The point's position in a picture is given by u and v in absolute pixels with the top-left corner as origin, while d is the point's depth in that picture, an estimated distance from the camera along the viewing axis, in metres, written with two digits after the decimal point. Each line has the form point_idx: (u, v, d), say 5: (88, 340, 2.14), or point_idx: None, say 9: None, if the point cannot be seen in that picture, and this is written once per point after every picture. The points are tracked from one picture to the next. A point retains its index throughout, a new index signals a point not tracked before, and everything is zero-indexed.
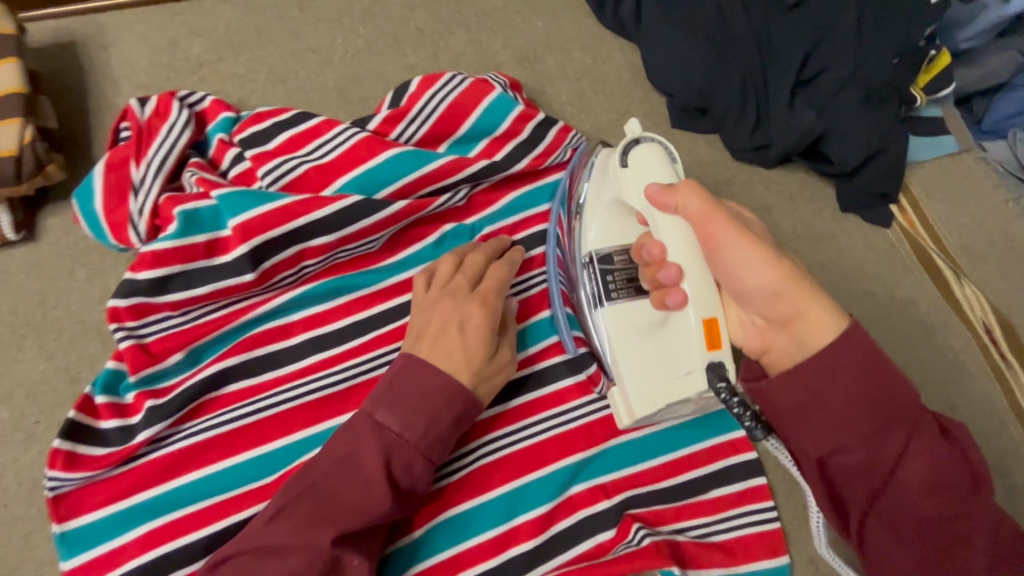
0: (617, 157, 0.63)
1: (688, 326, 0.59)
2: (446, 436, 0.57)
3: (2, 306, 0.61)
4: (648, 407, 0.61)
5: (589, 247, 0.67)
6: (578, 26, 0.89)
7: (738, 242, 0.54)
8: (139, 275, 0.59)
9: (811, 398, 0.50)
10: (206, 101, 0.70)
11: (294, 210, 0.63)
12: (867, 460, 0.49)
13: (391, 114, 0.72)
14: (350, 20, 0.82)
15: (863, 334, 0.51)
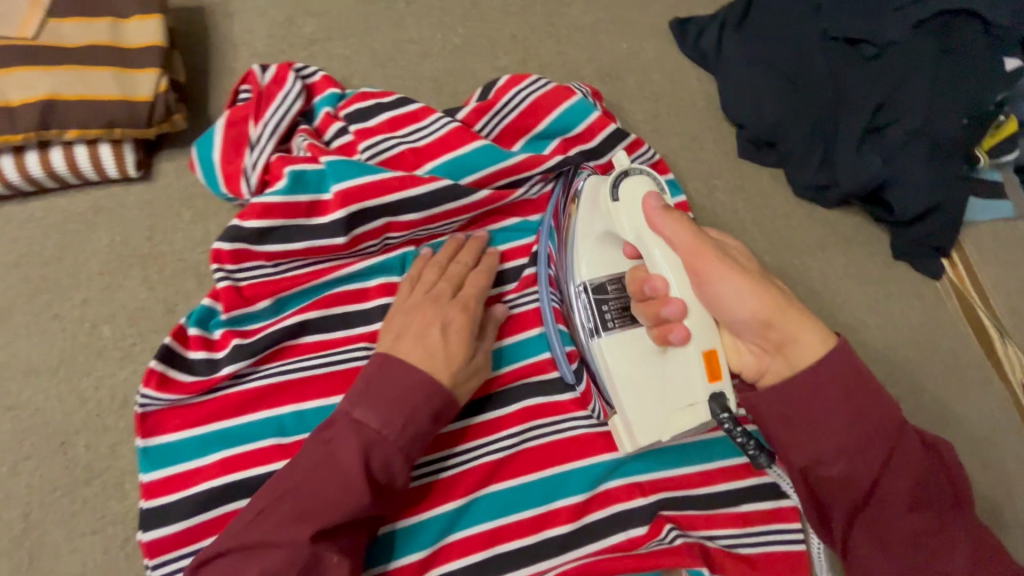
0: (608, 189, 0.62)
1: (689, 360, 0.58)
2: (424, 431, 0.57)
3: (115, 234, 0.66)
4: (650, 437, 0.61)
5: (585, 275, 0.66)
6: (660, 51, 0.94)
7: (728, 275, 0.56)
8: (245, 223, 0.64)
9: (803, 400, 0.53)
10: (316, 76, 0.75)
11: (390, 184, 0.67)
12: (857, 462, 0.52)
13: (479, 106, 0.76)
14: (450, 18, 0.88)
15: (848, 352, 0.54)
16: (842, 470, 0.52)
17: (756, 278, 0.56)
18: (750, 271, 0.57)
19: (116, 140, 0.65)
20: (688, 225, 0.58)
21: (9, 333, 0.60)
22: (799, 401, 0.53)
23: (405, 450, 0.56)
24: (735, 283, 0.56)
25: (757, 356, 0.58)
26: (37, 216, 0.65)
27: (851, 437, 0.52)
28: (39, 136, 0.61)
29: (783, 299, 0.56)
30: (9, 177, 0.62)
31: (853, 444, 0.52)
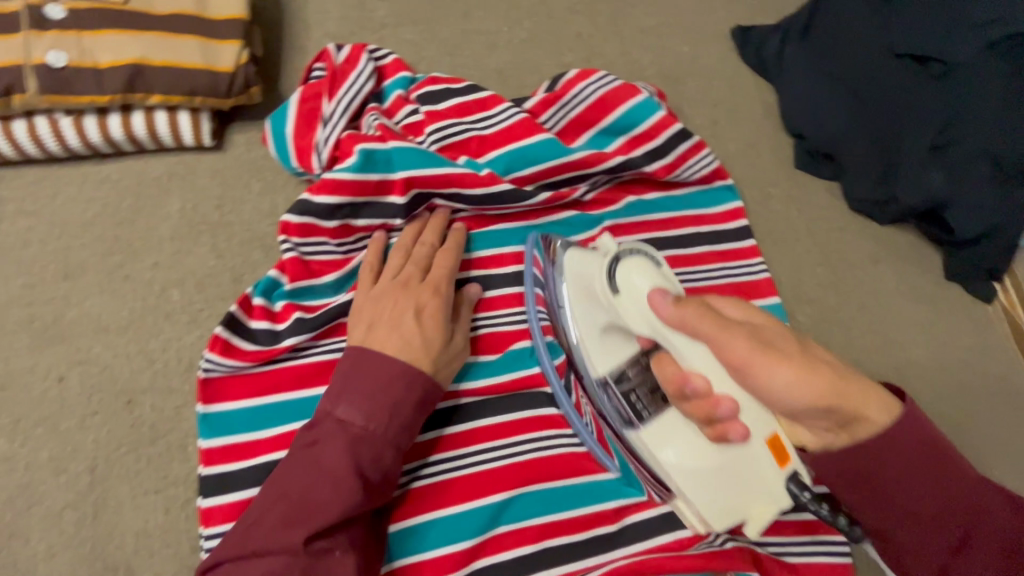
0: (605, 284, 0.56)
1: (756, 453, 0.54)
2: (414, 421, 0.56)
3: (187, 201, 0.67)
4: (723, 521, 0.57)
5: (600, 372, 0.60)
6: (721, 58, 0.94)
7: (771, 365, 0.52)
8: (316, 199, 0.64)
9: (882, 466, 0.54)
10: (388, 58, 0.75)
11: (451, 178, 0.69)
12: (934, 530, 0.54)
13: (546, 98, 0.76)
14: (517, 12, 0.88)
15: (913, 413, 0.54)
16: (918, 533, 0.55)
17: (796, 362, 0.52)
18: (791, 356, 0.53)
19: (195, 109, 0.66)
20: (709, 318, 0.53)
21: (82, 290, 0.61)
22: (880, 464, 0.53)
23: (395, 442, 0.54)
24: (784, 375, 0.52)
25: (823, 436, 0.56)
26: (113, 178, 0.66)
27: (933, 505, 0.54)
28: (124, 99, 0.62)
29: (831, 373, 0.53)
30: (90, 138, 0.63)
31: (931, 511, 0.54)
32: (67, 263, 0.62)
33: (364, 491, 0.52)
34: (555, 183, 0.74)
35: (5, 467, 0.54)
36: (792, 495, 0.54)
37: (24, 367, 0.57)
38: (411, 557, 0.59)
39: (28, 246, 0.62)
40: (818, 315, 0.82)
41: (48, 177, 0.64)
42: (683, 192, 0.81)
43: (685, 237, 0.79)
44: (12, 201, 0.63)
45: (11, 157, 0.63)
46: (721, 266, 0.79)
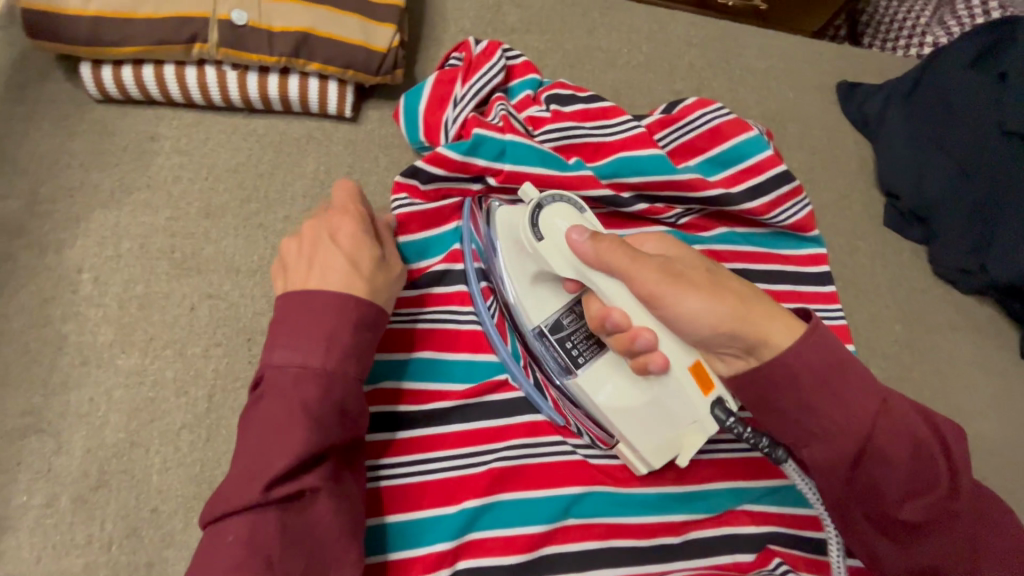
0: (529, 232, 0.60)
1: (681, 379, 0.57)
2: (354, 344, 0.53)
3: (322, 164, 0.72)
4: (664, 456, 0.61)
5: (536, 321, 0.64)
6: (823, 109, 0.97)
7: (683, 293, 0.55)
8: (427, 166, 0.67)
9: (788, 379, 0.53)
10: (519, 60, 0.79)
11: (551, 180, 0.71)
12: (843, 446, 0.52)
13: (663, 119, 0.80)
14: (637, 36, 0.92)
15: (823, 332, 0.54)
16: (824, 448, 0.53)
17: (708, 289, 0.56)
18: (692, 285, 0.56)
19: (343, 81, 0.71)
20: (624, 253, 0.56)
21: (219, 230, 0.66)
22: (789, 377, 0.53)
23: (339, 370, 0.51)
24: (692, 301, 0.55)
25: (734, 361, 0.57)
26: (258, 132, 0.71)
27: (838, 418, 0.52)
28: (287, 62, 0.67)
29: (736, 299, 0.56)
30: (248, 92, 0.68)
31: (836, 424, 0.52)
32: (209, 204, 0.66)
33: (312, 426, 0.49)
34: (653, 197, 0.77)
35: (135, 380, 0.58)
36: (718, 421, 0.58)
37: (161, 291, 0.62)
38: (488, 532, 0.60)
39: (178, 181, 0.66)
40: (891, 370, 0.83)
41: (202, 122, 0.69)
42: (768, 230, 0.82)
43: (767, 273, 0.80)
44: (169, 138, 0.68)
45: (175, 99, 0.68)
46: (800, 307, 0.80)
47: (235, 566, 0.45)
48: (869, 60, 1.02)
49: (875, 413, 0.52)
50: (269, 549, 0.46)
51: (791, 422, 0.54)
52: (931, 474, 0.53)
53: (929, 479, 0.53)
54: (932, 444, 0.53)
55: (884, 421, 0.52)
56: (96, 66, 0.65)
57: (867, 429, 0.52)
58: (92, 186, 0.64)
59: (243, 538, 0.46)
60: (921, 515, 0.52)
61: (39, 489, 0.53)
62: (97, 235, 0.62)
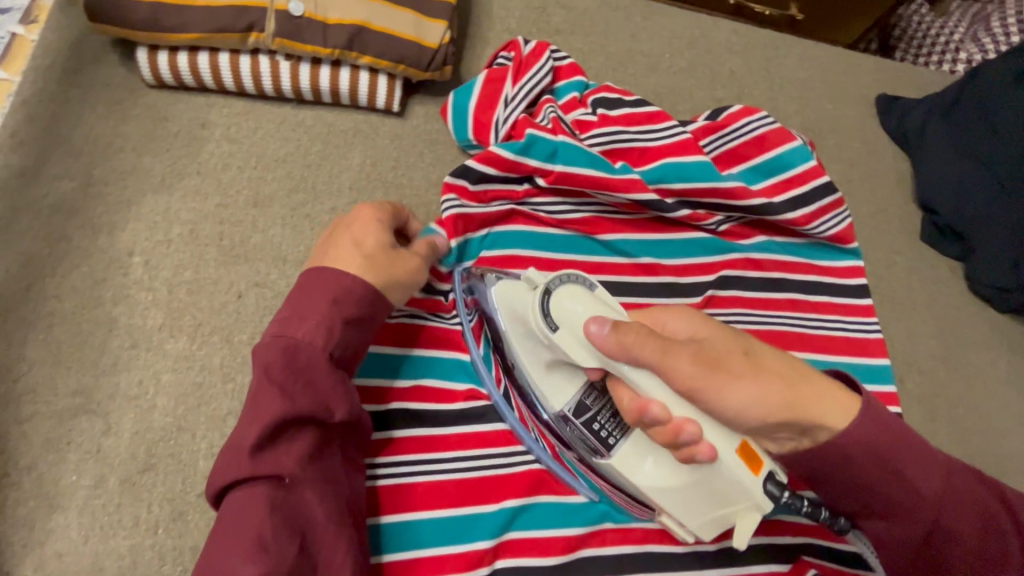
0: (541, 323, 0.53)
1: (728, 467, 0.51)
2: (329, 315, 0.50)
3: (368, 157, 0.72)
4: (713, 531, 0.55)
5: (557, 407, 0.59)
6: (861, 122, 0.97)
7: (731, 382, 0.51)
8: (476, 164, 0.68)
9: (849, 461, 0.54)
10: (565, 61, 0.79)
11: (601, 182, 0.71)
12: (904, 519, 0.54)
13: (707, 125, 0.80)
14: (680, 42, 0.92)
15: (868, 409, 0.54)
16: (890, 529, 0.55)
17: (754, 377, 0.52)
18: (737, 374, 0.52)
19: (393, 75, 0.71)
20: (653, 345, 0.50)
21: (267, 219, 0.66)
22: (847, 457, 0.53)
23: (308, 341, 0.49)
24: (740, 393, 0.51)
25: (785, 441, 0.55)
26: (307, 123, 0.71)
27: (897, 497, 0.54)
28: (340, 55, 0.67)
29: (781, 383, 0.53)
30: (300, 83, 0.69)
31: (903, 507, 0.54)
32: (258, 192, 0.67)
33: (279, 398, 0.46)
34: (696, 203, 0.76)
35: (183, 364, 0.58)
36: (772, 496, 0.52)
37: (210, 278, 0.62)
38: (527, 532, 0.60)
39: (228, 168, 0.67)
40: (925, 386, 0.82)
41: (252, 111, 0.70)
42: (807, 240, 0.81)
43: (806, 284, 0.79)
44: (220, 126, 0.68)
45: (227, 87, 0.69)
46: (837, 318, 0.79)
47: (223, 546, 0.44)
48: (908, 74, 1.02)
49: (939, 492, 0.54)
50: (254, 530, 0.44)
51: (851, 499, 0.55)
52: (995, 545, 0.55)
53: (995, 550, 0.55)
54: (995, 513, 0.55)
55: (949, 499, 0.54)
56: (152, 52, 0.66)
57: (930, 510, 0.54)
58: (144, 170, 0.64)
59: (233, 516, 0.45)
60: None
61: (88, 469, 0.53)
62: (148, 219, 0.63)
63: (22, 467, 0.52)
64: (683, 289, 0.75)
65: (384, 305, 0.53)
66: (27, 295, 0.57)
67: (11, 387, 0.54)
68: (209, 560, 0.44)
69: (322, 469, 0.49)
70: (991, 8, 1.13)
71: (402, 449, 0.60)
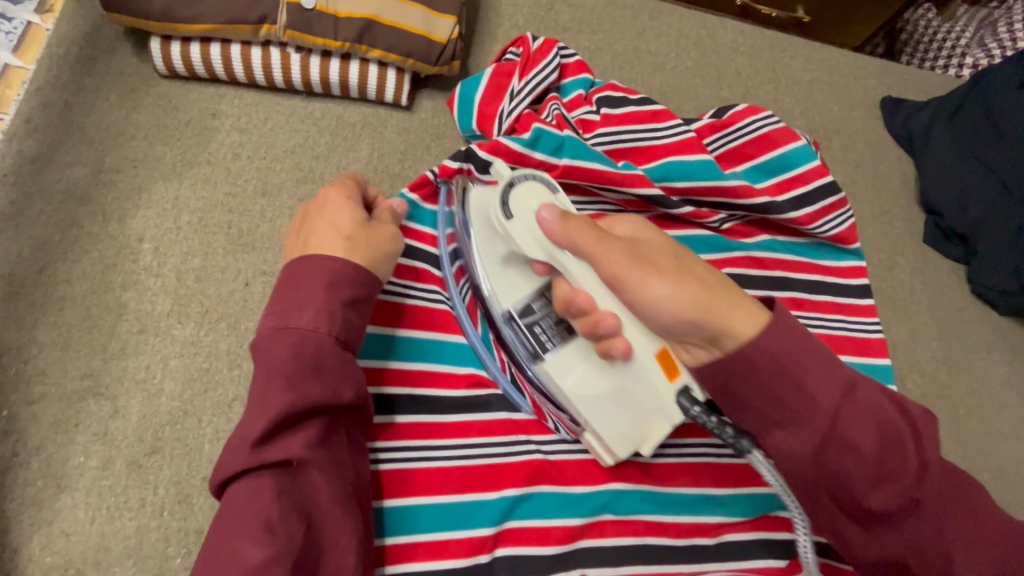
0: (500, 211, 0.56)
1: (643, 368, 0.54)
2: (329, 302, 0.50)
3: (375, 150, 0.73)
4: (628, 448, 0.58)
5: (505, 305, 0.61)
6: (866, 123, 0.97)
7: (649, 277, 0.52)
8: (480, 153, 0.68)
9: (750, 362, 0.50)
10: (573, 59, 0.80)
11: (607, 176, 0.71)
12: (804, 430, 0.50)
13: (712, 124, 0.80)
14: (686, 41, 0.93)
15: (789, 317, 0.52)
16: (786, 439, 0.51)
17: (674, 273, 0.52)
18: (660, 270, 0.52)
19: (401, 69, 0.72)
20: (593, 231, 0.53)
21: (275, 208, 0.66)
22: (750, 363, 0.50)
23: (312, 329, 0.49)
24: (657, 286, 0.51)
25: (699, 353, 0.53)
26: (316, 115, 0.72)
27: (799, 406, 0.50)
28: (350, 48, 0.68)
29: (703, 287, 0.52)
30: (309, 75, 0.70)
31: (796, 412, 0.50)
32: (266, 182, 0.67)
33: (287, 388, 0.47)
34: (699, 201, 0.77)
35: (191, 349, 0.59)
36: (683, 409, 0.54)
37: (217, 265, 0.63)
38: (528, 522, 0.60)
39: (237, 158, 0.68)
40: (926, 387, 0.83)
41: (262, 102, 0.71)
42: (810, 240, 0.82)
43: (808, 283, 0.80)
44: (230, 116, 0.69)
45: (237, 78, 0.69)
46: (839, 318, 0.79)
47: (235, 534, 0.44)
48: (914, 77, 1.02)
49: (839, 401, 0.50)
50: (265, 517, 0.44)
51: (753, 410, 0.52)
52: (896, 460, 0.50)
53: (894, 465, 0.50)
54: (899, 428, 0.51)
55: (849, 407, 0.50)
56: (164, 41, 0.66)
57: (829, 417, 0.50)
58: (155, 158, 0.65)
59: (243, 505, 0.45)
60: (885, 502, 0.50)
61: (96, 451, 0.54)
62: (158, 207, 0.63)
63: (31, 448, 0.53)
64: None
65: (377, 283, 0.54)
66: (38, 280, 0.58)
67: (21, 369, 0.55)
68: (223, 550, 0.44)
69: (331, 454, 0.49)
70: (998, 13, 1.13)
71: (407, 434, 0.60)
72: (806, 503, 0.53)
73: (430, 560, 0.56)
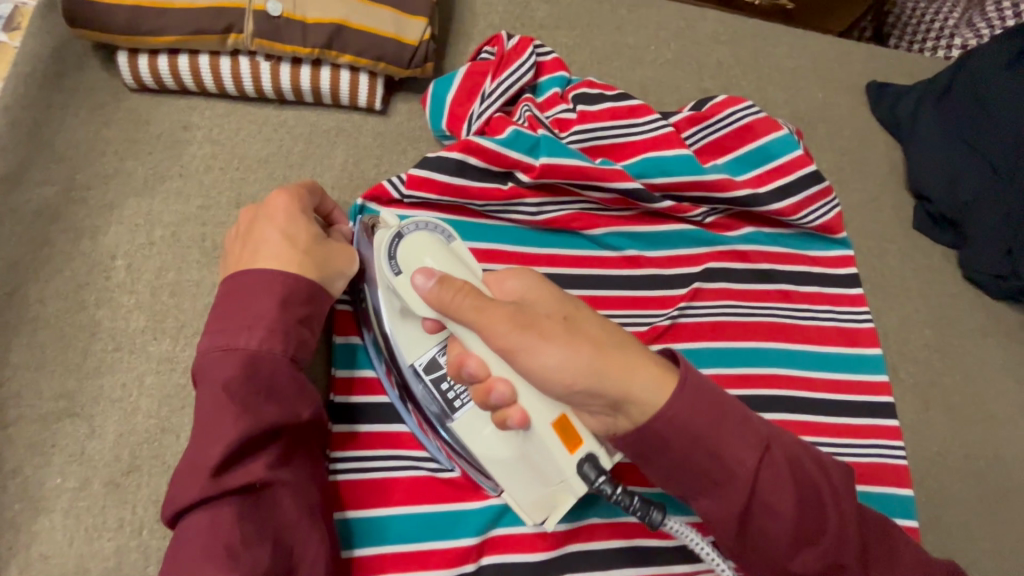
0: (387, 265, 0.54)
1: (541, 441, 0.51)
2: (281, 322, 0.51)
3: (350, 156, 0.72)
4: (539, 516, 0.55)
5: (410, 360, 0.57)
6: (852, 109, 0.96)
7: (538, 343, 0.49)
8: (449, 154, 0.68)
9: (666, 433, 0.48)
10: (549, 57, 0.79)
11: (584, 172, 0.70)
12: (723, 496, 0.49)
13: (691, 116, 0.79)
14: (665, 33, 0.92)
15: (696, 376, 0.49)
16: (711, 506, 0.49)
17: (567, 337, 0.50)
18: (547, 334, 0.50)
19: (374, 73, 0.71)
20: (471, 300, 0.50)
21: None
22: (665, 435, 0.48)
23: (265, 349, 0.50)
24: (546, 353, 0.49)
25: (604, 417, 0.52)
26: (290, 123, 0.71)
27: (715, 474, 0.49)
28: (320, 54, 0.67)
29: (597, 349, 0.50)
30: (280, 83, 0.69)
31: (713, 479, 0.49)
32: (240, 194, 0.67)
33: (244, 414, 0.47)
34: (679, 196, 0.76)
35: (166, 366, 0.58)
36: (587, 481, 0.51)
37: (192, 279, 0.62)
38: (515, 528, 0.59)
39: (210, 170, 0.67)
40: (921, 376, 0.80)
41: (234, 112, 0.70)
42: (793, 231, 0.81)
43: (795, 275, 0.79)
44: (202, 128, 0.68)
45: (208, 89, 0.69)
46: (828, 309, 0.78)
47: (198, 562, 0.44)
48: (900, 61, 1.00)
49: (754, 465, 0.48)
50: (228, 542, 0.44)
51: (675, 478, 0.50)
52: (816, 520, 0.49)
53: (816, 526, 0.49)
54: (817, 486, 0.49)
55: (766, 471, 0.49)
56: (132, 55, 0.66)
57: (745, 484, 0.48)
58: (126, 173, 0.65)
59: (205, 532, 0.45)
60: (815, 567, 0.49)
61: (73, 472, 0.53)
62: (131, 222, 0.63)
63: (7, 470, 0.52)
64: (668, 281, 0.75)
65: (327, 299, 0.55)
66: (11, 301, 0.58)
67: None
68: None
69: (297, 473, 0.50)
70: None
71: (387, 443, 0.60)
72: (740, 563, 0.53)
73: (413, 569, 0.56)
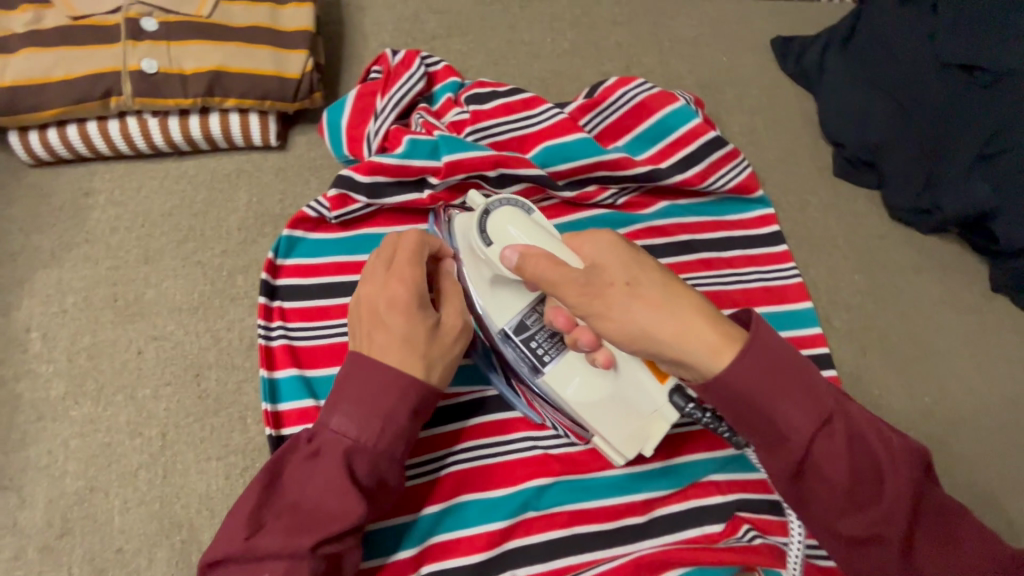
0: (478, 239, 0.57)
1: (634, 370, 0.57)
2: (408, 429, 0.53)
3: (253, 195, 0.73)
4: (632, 449, 0.58)
5: (500, 323, 0.61)
6: (759, 67, 0.96)
7: (600, 312, 0.51)
8: (356, 176, 0.69)
9: (723, 394, 0.48)
10: (439, 65, 0.80)
11: (489, 160, 0.71)
12: (777, 456, 0.48)
13: (585, 104, 0.79)
14: (560, 24, 0.92)
15: (766, 334, 0.49)
16: (766, 464, 0.49)
17: (636, 308, 0.50)
18: (611, 300, 0.51)
19: (263, 112, 0.73)
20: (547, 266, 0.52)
21: (159, 273, 0.67)
22: (723, 395, 0.48)
23: (391, 452, 0.52)
24: (609, 319, 0.51)
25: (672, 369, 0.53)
26: (190, 173, 0.73)
27: (770, 435, 0.48)
28: (203, 102, 0.69)
29: (666, 316, 0.50)
30: (172, 136, 0.70)
31: (767, 440, 0.48)
32: (147, 249, 0.68)
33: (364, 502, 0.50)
34: (584, 181, 0.77)
35: (90, 428, 0.60)
36: (679, 408, 0.56)
37: (108, 340, 0.64)
38: (453, 533, 0.60)
39: (116, 231, 0.69)
40: (855, 323, 0.80)
41: (132, 172, 0.71)
42: (710, 198, 0.81)
43: (716, 241, 0.79)
44: (103, 192, 0.70)
45: (104, 153, 0.70)
46: (754, 270, 0.78)
47: None
48: (802, 13, 1.01)
49: (812, 430, 0.47)
50: None
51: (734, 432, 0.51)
52: (871, 490, 0.47)
53: (873, 494, 0.47)
54: (874, 457, 0.48)
55: (822, 441, 0.47)
56: (22, 133, 0.68)
57: (802, 449, 0.47)
58: (32, 248, 0.66)
59: None
60: (867, 534, 0.48)
61: (7, 544, 0.55)
62: (42, 294, 0.65)
63: None
64: None
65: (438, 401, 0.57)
66: None
67: None
68: None
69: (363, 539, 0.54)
70: None
71: None
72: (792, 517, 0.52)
73: None
